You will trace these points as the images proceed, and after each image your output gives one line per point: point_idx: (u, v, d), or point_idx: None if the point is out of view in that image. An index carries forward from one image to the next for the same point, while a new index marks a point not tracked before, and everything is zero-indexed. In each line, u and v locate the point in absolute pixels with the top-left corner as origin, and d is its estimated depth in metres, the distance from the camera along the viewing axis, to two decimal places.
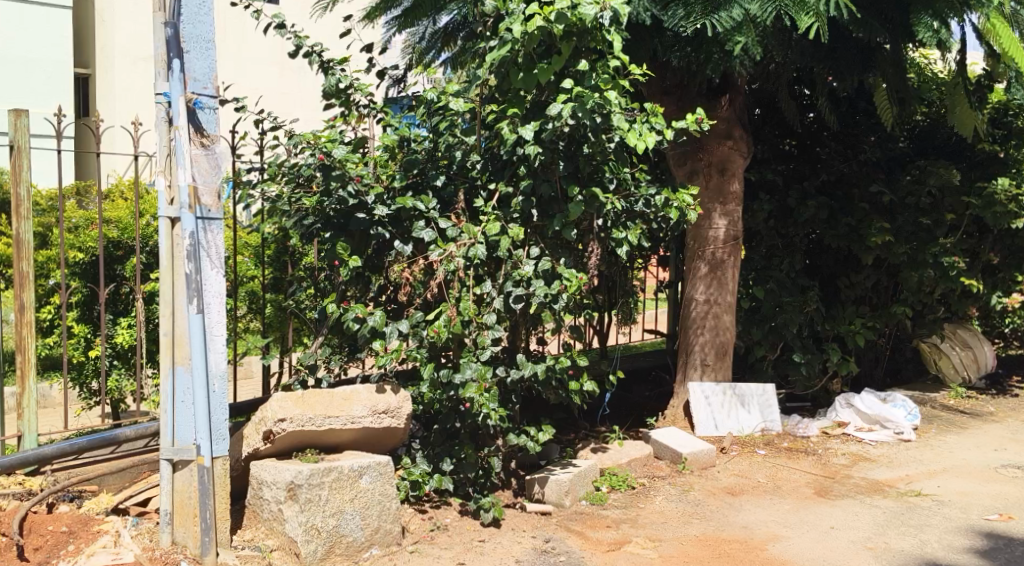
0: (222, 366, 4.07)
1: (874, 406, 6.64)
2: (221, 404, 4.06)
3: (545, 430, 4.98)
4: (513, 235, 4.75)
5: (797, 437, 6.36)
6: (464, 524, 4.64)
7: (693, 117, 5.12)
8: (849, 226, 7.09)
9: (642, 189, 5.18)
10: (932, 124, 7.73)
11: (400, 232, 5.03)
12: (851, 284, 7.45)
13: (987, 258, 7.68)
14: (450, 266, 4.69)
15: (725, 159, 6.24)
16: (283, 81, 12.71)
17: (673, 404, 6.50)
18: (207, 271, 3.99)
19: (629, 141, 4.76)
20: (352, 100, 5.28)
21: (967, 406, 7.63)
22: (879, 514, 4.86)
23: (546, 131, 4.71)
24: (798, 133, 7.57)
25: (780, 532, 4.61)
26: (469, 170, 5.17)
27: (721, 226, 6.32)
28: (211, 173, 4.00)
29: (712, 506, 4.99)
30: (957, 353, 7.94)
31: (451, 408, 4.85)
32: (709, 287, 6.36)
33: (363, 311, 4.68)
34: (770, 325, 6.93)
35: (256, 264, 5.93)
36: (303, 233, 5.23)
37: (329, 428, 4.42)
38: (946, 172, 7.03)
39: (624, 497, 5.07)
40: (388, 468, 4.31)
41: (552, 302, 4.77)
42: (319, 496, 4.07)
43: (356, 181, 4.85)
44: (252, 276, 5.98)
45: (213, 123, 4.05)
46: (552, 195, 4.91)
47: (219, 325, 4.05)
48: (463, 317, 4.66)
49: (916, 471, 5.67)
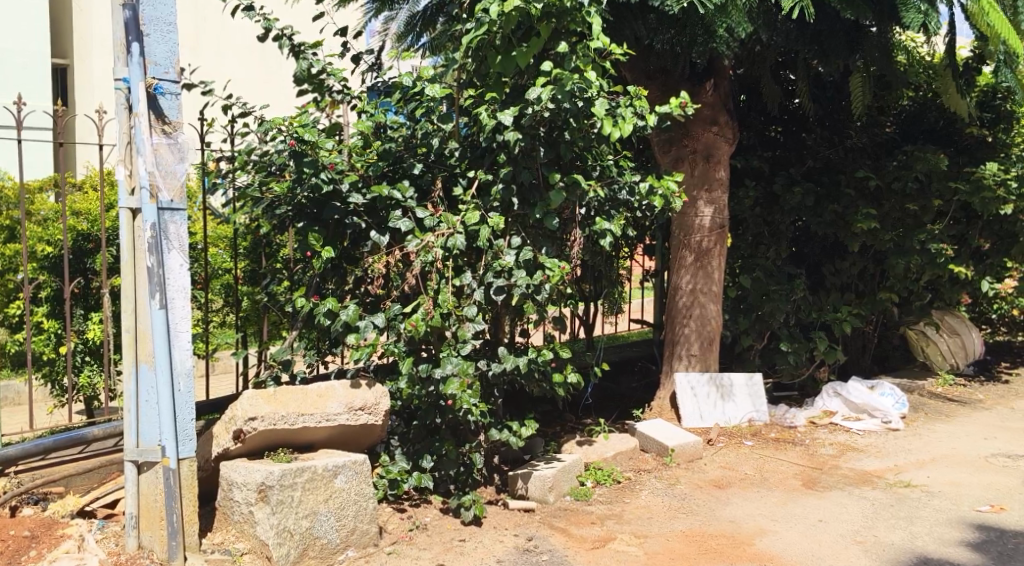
0: (187, 364, 3.90)
1: (862, 395, 6.53)
2: (187, 404, 3.89)
3: (528, 425, 4.85)
4: (492, 224, 4.61)
5: (785, 427, 6.25)
6: (444, 522, 4.50)
7: (678, 101, 4.93)
8: (835, 215, 6.96)
9: (626, 177, 5.04)
10: (921, 107, 7.56)
11: (376, 222, 4.87)
12: (836, 271, 7.34)
13: (975, 244, 7.59)
14: (428, 257, 4.52)
15: (711, 145, 6.11)
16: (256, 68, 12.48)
17: (659, 396, 6.37)
18: (171, 264, 3.85)
19: (604, 130, 4.58)
20: (325, 85, 5.10)
21: (956, 394, 7.56)
22: (868, 506, 4.76)
23: (525, 116, 4.57)
24: (784, 120, 7.45)
25: (768, 526, 4.50)
26: (447, 158, 5.00)
27: (707, 214, 6.19)
28: (175, 160, 3.85)
29: (699, 500, 4.87)
30: (945, 340, 7.82)
31: (430, 404, 4.69)
32: (694, 276, 6.24)
33: (335, 306, 4.58)
34: (757, 314, 6.83)
35: (231, 256, 5.77)
36: (276, 225, 5.09)
37: (303, 426, 4.27)
38: (933, 156, 6.89)
39: (609, 492, 4.95)
40: (365, 467, 4.19)
41: (535, 293, 4.61)
42: (292, 498, 3.93)
43: (330, 169, 4.70)
44: (227, 268, 5.80)
45: (176, 109, 3.87)
46: (533, 182, 4.78)
47: (184, 322, 3.88)
48: (442, 310, 4.51)
49: (905, 461, 5.58)
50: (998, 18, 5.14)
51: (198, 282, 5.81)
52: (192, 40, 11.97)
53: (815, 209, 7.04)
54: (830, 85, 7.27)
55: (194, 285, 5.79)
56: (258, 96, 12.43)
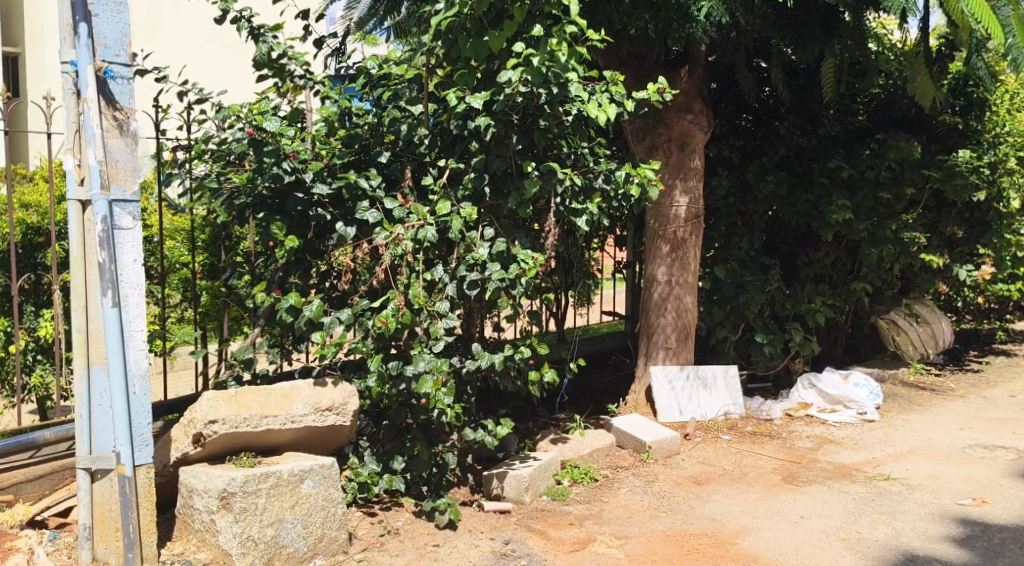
0: (143, 365, 3.63)
1: (837, 387, 6.46)
2: (144, 408, 3.62)
3: (505, 423, 4.69)
4: (465, 216, 4.43)
5: (761, 420, 6.16)
6: (417, 527, 4.32)
7: (655, 87, 4.79)
8: (809, 203, 6.88)
9: (602, 164, 4.87)
10: (892, 96, 7.46)
11: (343, 213, 4.67)
12: (809, 261, 7.26)
13: (947, 232, 7.60)
14: (398, 250, 4.34)
15: (686, 133, 5.98)
16: (212, 54, 12.14)
17: (634, 389, 6.25)
18: (124, 260, 3.58)
19: (588, 112, 4.46)
20: (286, 70, 4.85)
21: (928, 383, 7.57)
22: (850, 501, 4.68)
23: (496, 102, 4.42)
24: (755, 108, 7.33)
25: (750, 524, 4.39)
26: (416, 146, 4.75)
27: (682, 204, 6.06)
28: (123, 149, 3.59)
29: (678, 497, 4.74)
30: (915, 329, 7.72)
31: (401, 403, 4.51)
32: (671, 268, 6.10)
33: (298, 301, 4.38)
34: (731, 305, 6.74)
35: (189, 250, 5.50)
36: (236, 217, 4.83)
37: (267, 429, 4.07)
38: (906, 144, 6.83)
39: (587, 491, 4.80)
40: (333, 471, 4.01)
41: (510, 287, 4.42)
42: (256, 505, 3.73)
43: (292, 158, 4.46)
44: (185, 262, 5.54)
45: (128, 94, 3.61)
46: (506, 170, 4.62)
47: (139, 320, 3.63)
48: (414, 306, 4.34)
49: (883, 453, 5.52)
50: (977, 5, 4.77)
51: (155, 277, 5.55)
52: (146, 30, 11.61)
53: (788, 197, 6.96)
54: (801, 71, 7.11)
55: (152, 280, 5.54)
56: (215, 82, 12.08)
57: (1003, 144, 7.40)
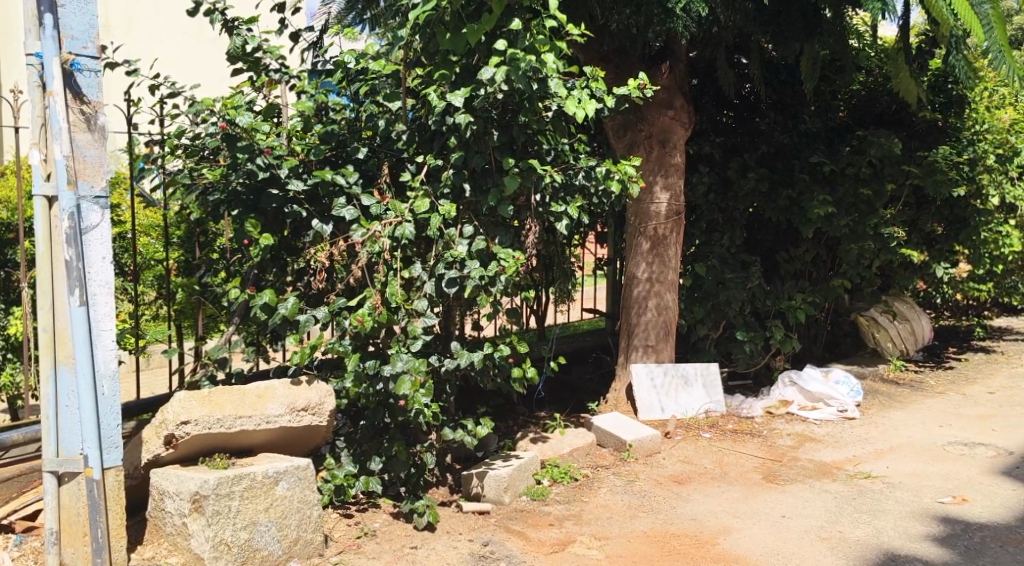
0: (112, 365, 3.53)
1: (817, 384, 6.45)
2: (113, 409, 3.52)
3: (485, 423, 4.63)
4: (444, 212, 4.36)
5: (742, 418, 6.14)
6: (395, 528, 4.26)
7: (637, 82, 4.75)
8: (790, 200, 6.87)
9: (582, 161, 4.85)
10: (874, 93, 7.50)
11: (319, 210, 4.59)
12: (789, 258, 7.26)
13: (926, 229, 7.64)
14: (375, 247, 4.28)
15: (667, 130, 5.94)
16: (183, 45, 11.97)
17: (615, 388, 6.21)
18: (92, 257, 3.48)
19: (567, 108, 4.43)
20: (261, 63, 4.73)
21: (907, 380, 7.59)
22: (830, 500, 4.67)
23: (477, 98, 4.36)
24: (736, 104, 7.30)
25: (731, 524, 4.36)
26: (394, 142, 4.72)
27: (663, 201, 6.02)
28: (92, 144, 3.50)
29: (658, 497, 4.71)
30: (893, 326, 7.77)
31: (379, 403, 4.43)
32: (651, 265, 6.07)
33: (272, 299, 4.32)
34: (712, 302, 6.71)
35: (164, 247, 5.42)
36: (210, 215, 4.74)
37: (241, 429, 3.99)
38: (887, 141, 6.82)
39: (567, 490, 4.76)
40: (309, 472, 3.94)
41: (489, 285, 4.36)
42: (229, 508, 3.65)
43: (267, 153, 4.40)
44: (159, 259, 5.44)
45: (96, 87, 3.50)
46: (486, 167, 4.55)
47: (107, 319, 3.53)
48: (391, 304, 4.27)
49: (864, 451, 5.51)
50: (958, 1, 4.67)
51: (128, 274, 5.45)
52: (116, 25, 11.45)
53: (769, 194, 6.94)
54: (783, 67, 7.14)
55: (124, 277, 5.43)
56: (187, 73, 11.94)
57: (982, 142, 7.43)
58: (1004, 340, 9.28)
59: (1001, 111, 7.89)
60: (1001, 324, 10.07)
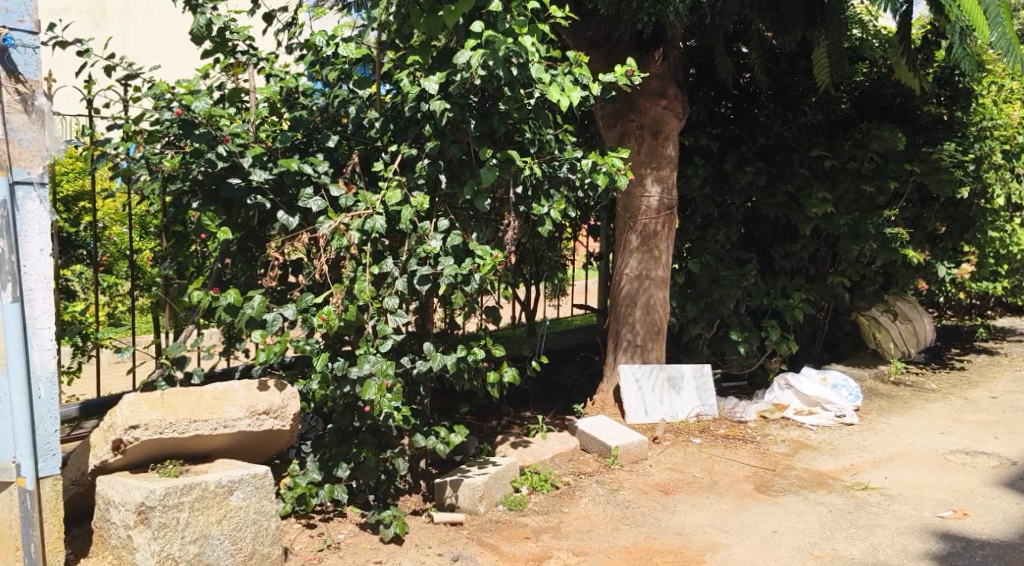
0: (50, 367, 3.28)
1: (814, 388, 6.18)
2: (50, 413, 3.28)
3: (459, 429, 4.39)
4: (416, 205, 4.09)
5: (734, 423, 5.89)
6: (361, 540, 4.01)
7: (624, 69, 4.47)
8: (788, 194, 6.61)
9: (567, 152, 4.58)
10: (877, 84, 7.17)
11: (285, 201, 4.29)
12: (786, 255, 6.98)
13: (930, 227, 7.36)
14: (343, 242, 4.01)
15: (659, 120, 5.67)
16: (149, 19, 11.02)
17: (602, 389, 5.94)
18: (27, 249, 3.23)
19: (550, 96, 4.11)
20: (229, 45, 4.40)
21: (908, 383, 7.32)
22: (825, 514, 4.41)
23: (453, 83, 4.10)
24: (734, 95, 7.01)
25: (719, 539, 4.10)
26: (367, 129, 4.42)
27: (654, 194, 5.75)
28: (29, 126, 3.23)
29: (643, 508, 4.45)
30: (896, 328, 7.56)
31: (347, 406, 4.18)
32: (641, 261, 5.80)
33: (237, 299, 4.01)
34: (706, 301, 6.43)
35: (139, 236, 5.31)
36: (173, 205, 4.51)
37: (196, 434, 3.73)
38: (890, 135, 6.55)
39: (546, 500, 4.50)
40: (266, 481, 3.68)
41: (463, 283, 4.08)
42: (177, 520, 3.41)
43: (228, 141, 4.15)
44: (132, 248, 5.30)
45: (33, 65, 3.24)
46: (463, 157, 4.30)
47: (45, 316, 3.28)
48: (358, 302, 4.00)
49: (862, 460, 5.26)
50: None
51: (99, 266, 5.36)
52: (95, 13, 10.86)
53: (767, 188, 6.67)
54: (784, 58, 6.82)
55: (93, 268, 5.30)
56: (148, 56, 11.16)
57: (989, 138, 7.15)
58: (1007, 342, 9.01)
59: (1009, 106, 7.59)
60: (1004, 325, 9.79)
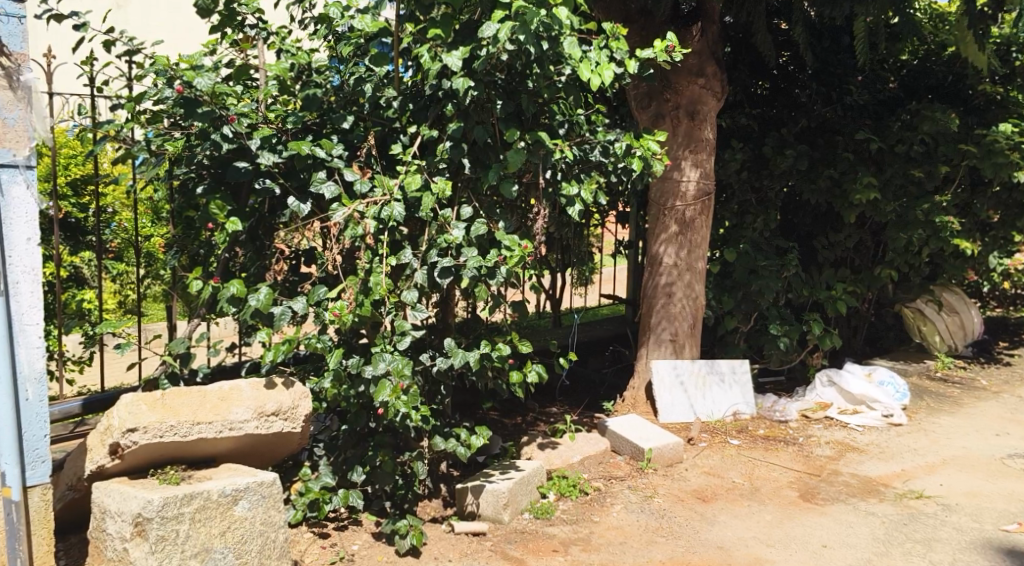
0: (39, 366, 3.02)
1: (860, 385, 5.81)
2: (39, 416, 3.03)
3: (481, 432, 4.10)
4: (438, 191, 3.79)
5: (774, 422, 5.53)
6: (376, 553, 3.73)
7: (663, 45, 4.09)
8: (832, 179, 6.23)
9: (599, 134, 4.24)
10: (923, 63, 6.81)
11: (296, 186, 3.99)
12: (830, 244, 6.61)
13: (982, 215, 6.92)
14: (358, 231, 3.70)
15: (696, 100, 5.31)
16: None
17: (633, 385, 5.61)
18: (10, 239, 2.95)
19: (580, 74, 3.77)
20: (238, 19, 4.12)
21: (957, 379, 6.91)
22: (878, 525, 4.07)
23: (477, 59, 3.75)
24: (774, 75, 6.62)
25: (763, 554, 3.79)
26: (383, 109, 4.11)
27: (692, 178, 5.39)
28: (15, 104, 2.95)
29: (680, 518, 4.14)
30: (943, 320, 7.20)
31: (362, 407, 3.90)
32: (678, 249, 5.45)
33: (241, 291, 3.69)
34: (743, 292, 6.07)
35: (152, 222, 5.08)
36: (179, 191, 4.20)
37: (199, 438, 3.47)
38: (943, 116, 6.13)
39: (575, 508, 4.19)
40: (274, 490, 3.41)
41: (487, 277, 3.77)
42: (177, 533, 3.15)
43: (234, 121, 3.83)
44: (146, 234, 5.09)
45: (19, 37, 2.96)
46: (488, 140, 3.99)
47: (32, 311, 3.01)
48: (374, 296, 3.68)
49: (913, 465, 4.90)
50: None
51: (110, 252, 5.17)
52: None
53: (809, 173, 6.29)
54: (827, 34, 6.56)
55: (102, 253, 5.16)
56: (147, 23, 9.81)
57: None
58: None
59: None
60: None
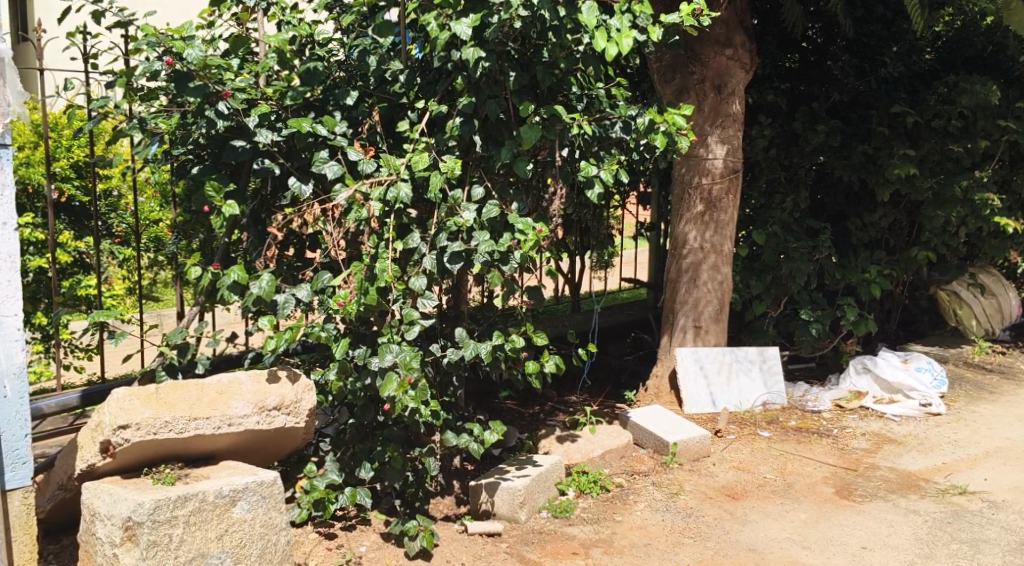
0: (19, 362, 2.82)
1: (896, 372, 5.51)
2: (18, 415, 2.82)
3: (496, 427, 3.86)
4: (446, 170, 3.54)
5: (806, 412, 5.26)
6: (384, 555, 3.52)
7: (690, 8, 3.80)
8: (865, 156, 5.90)
9: (620, 109, 3.97)
10: (962, 33, 6.44)
11: (297, 165, 3.74)
12: (863, 226, 6.27)
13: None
14: (362, 214, 3.48)
15: (724, 73, 5.02)
16: None
17: (656, 374, 5.34)
18: None
19: (596, 45, 3.50)
20: None
21: (997, 364, 6.58)
22: (921, 525, 3.81)
23: (489, 26, 3.46)
24: (803, 47, 6.33)
25: (798, 558, 3.53)
26: (390, 84, 3.87)
27: (719, 155, 5.10)
28: None
29: (709, 517, 3.89)
30: (980, 302, 6.87)
31: (368, 401, 3.67)
32: (704, 230, 5.18)
33: (243, 278, 3.42)
34: (773, 275, 5.76)
35: (157, 205, 4.89)
36: (176, 172, 3.96)
37: (196, 434, 3.26)
38: (983, 88, 5.74)
39: (596, 505, 3.96)
40: (275, 490, 3.20)
41: (500, 262, 3.53)
42: (170, 537, 2.95)
43: (230, 97, 3.57)
44: (152, 218, 4.90)
45: None
46: (501, 117, 3.75)
47: (10, 304, 2.80)
48: (379, 283, 3.43)
49: (955, 458, 4.61)
50: None
51: (115, 236, 5.00)
52: None
53: (842, 149, 5.98)
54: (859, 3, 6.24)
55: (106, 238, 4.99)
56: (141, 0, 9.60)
57: None
58: None
59: None
60: None
